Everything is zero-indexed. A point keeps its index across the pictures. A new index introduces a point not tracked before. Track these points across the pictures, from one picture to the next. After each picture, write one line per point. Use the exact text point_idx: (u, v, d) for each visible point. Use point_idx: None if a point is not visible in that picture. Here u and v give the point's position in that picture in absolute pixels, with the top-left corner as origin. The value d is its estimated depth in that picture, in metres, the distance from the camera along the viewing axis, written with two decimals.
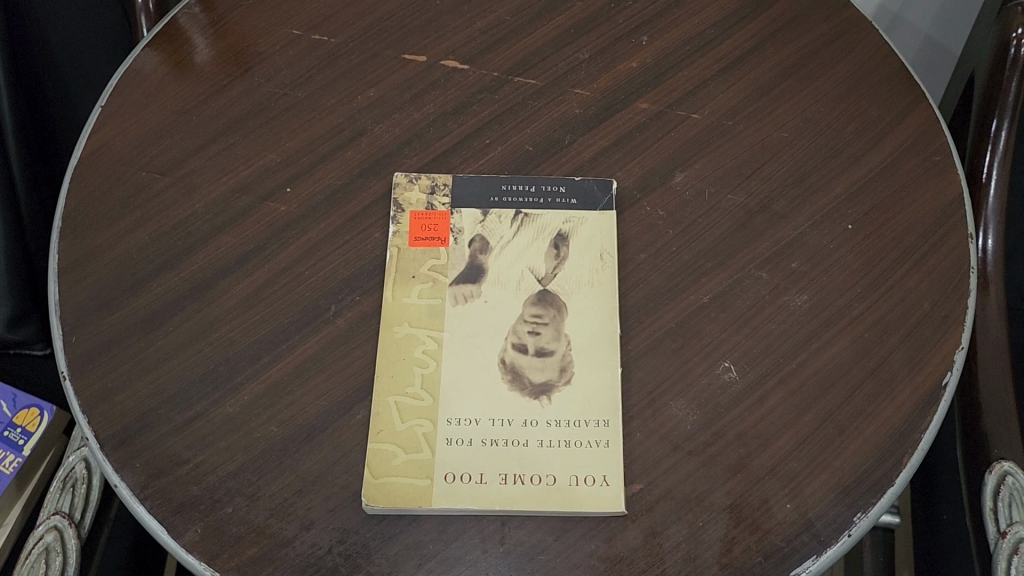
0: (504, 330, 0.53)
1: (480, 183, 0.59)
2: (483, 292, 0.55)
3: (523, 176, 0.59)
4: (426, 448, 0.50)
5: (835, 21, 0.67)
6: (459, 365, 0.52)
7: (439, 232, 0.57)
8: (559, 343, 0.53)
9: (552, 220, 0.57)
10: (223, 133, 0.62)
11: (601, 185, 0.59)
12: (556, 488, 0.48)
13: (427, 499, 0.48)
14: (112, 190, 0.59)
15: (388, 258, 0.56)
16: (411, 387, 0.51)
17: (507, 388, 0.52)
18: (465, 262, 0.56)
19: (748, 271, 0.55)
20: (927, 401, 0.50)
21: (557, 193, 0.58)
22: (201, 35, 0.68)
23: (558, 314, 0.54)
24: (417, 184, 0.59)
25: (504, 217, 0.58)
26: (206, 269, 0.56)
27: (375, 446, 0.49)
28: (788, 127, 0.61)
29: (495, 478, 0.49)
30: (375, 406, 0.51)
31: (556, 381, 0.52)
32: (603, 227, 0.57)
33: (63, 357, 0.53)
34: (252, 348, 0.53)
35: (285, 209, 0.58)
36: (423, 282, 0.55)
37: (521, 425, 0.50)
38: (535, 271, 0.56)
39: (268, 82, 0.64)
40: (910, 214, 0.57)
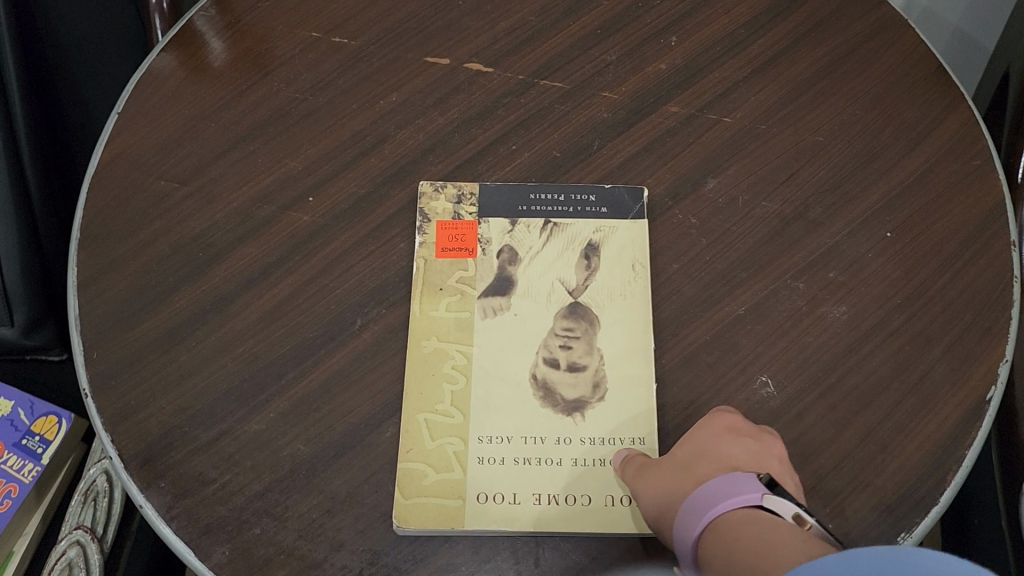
0: (535, 345, 0.52)
1: (506, 192, 0.58)
2: (513, 305, 0.53)
3: (551, 184, 0.58)
4: (458, 467, 0.48)
5: (869, 18, 0.65)
6: (489, 380, 0.51)
7: (466, 242, 0.56)
8: (592, 358, 0.52)
9: (582, 229, 0.56)
10: (243, 140, 0.61)
11: (632, 192, 0.57)
12: (591, 508, 0.47)
13: (459, 521, 0.47)
14: (130, 199, 0.58)
15: (415, 270, 0.55)
16: (441, 404, 0.50)
17: (539, 404, 0.50)
18: (494, 273, 0.55)
19: (784, 281, 0.53)
20: (970, 417, 0.49)
21: (586, 202, 0.57)
22: (218, 37, 0.66)
23: (590, 327, 0.53)
24: (443, 193, 0.58)
25: (532, 226, 0.56)
26: (229, 281, 0.55)
27: (405, 465, 0.48)
28: (823, 131, 0.59)
29: (528, 498, 0.48)
30: (404, 424, 0.50)
31: (589, 398, 0.51)
32: (635, 236, 0.55)
33: (84, 372, 0.52)
34: (278, 364, 0.52)
35: (308, 219, 0.57)
36: (451, 294, 0.54)
37: (554, 443, 0.49)
38: (565, 282, 0.54)
39: (288, 86, 0.63)
40: (949, 221, 0.55)
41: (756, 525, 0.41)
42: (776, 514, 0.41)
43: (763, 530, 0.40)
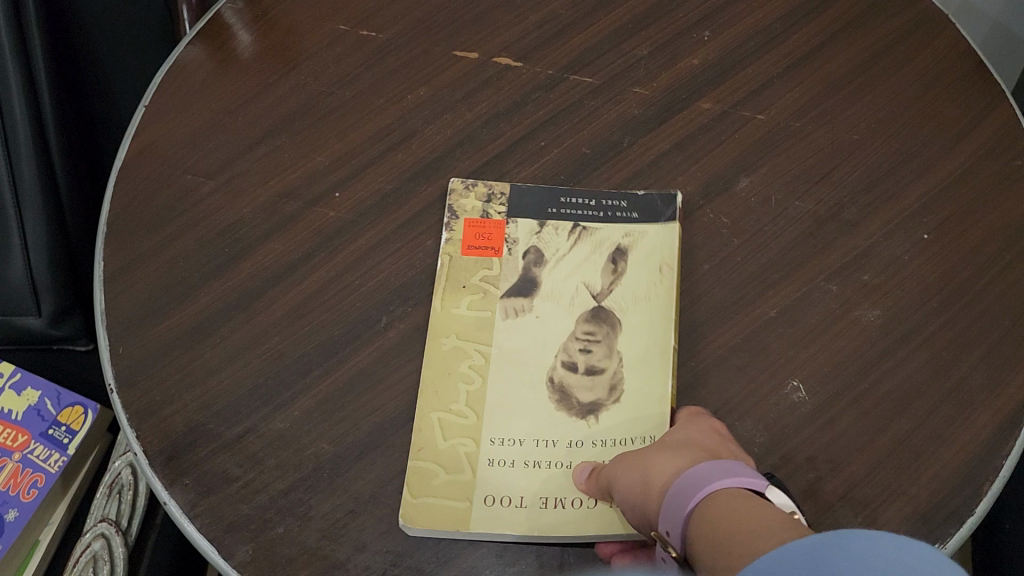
0: (554, 346, 0.51)
1: (536, 193, 0.57)
2: (536, 306, 0.53)
3: (583, 189, 0.56)
4: (467, 468, 0.48)
5: (909, 13, 0.64)
6: (507, 382, 0.50)
7: (493, 242, 0.55)
8: (611, 360, 0.51)
9: (612, 234, 0.55)
10: (270, 134, 0.60)
11: (665, 198, 0.56)
12: (598, 511, 0.47)
13: (466, 523, 0.46)
14: (157, 193, 0.58)
15: (438, 267, 0.54)
16: (456, 404, 0.50)
17: (554, 407, 0.50)
18: (519, 273, 0.54)
19: (817, 284, 0.52)
20: (1008, 426, 0.47)
21: (618, 206, 0.56)
22: (246, 30, 0.66)
23: (611, 331, 0.52)
24: (473, 191, 0.57)
25: (561, 229, 0.55)
26: (254, 277, 0.54)
27: (416, 464, 0.48)
28: (859, 129, 0.58)
29: (535, 502, 0.47)
30: (418, 422, 0.49)
31: (604, 401, 0.50)
32: (665, 242, 0.54)
33: (109, 367, 0.52)
34: (302, 361, 0.51)
35: (334, 215, 0.57)
36: (474, 293, 0.53)
37: (565, 447, 0.49)
38: (590, 285, 0.53)
39: (315, 81, 0.63)
40: (988, 223, 0.54)
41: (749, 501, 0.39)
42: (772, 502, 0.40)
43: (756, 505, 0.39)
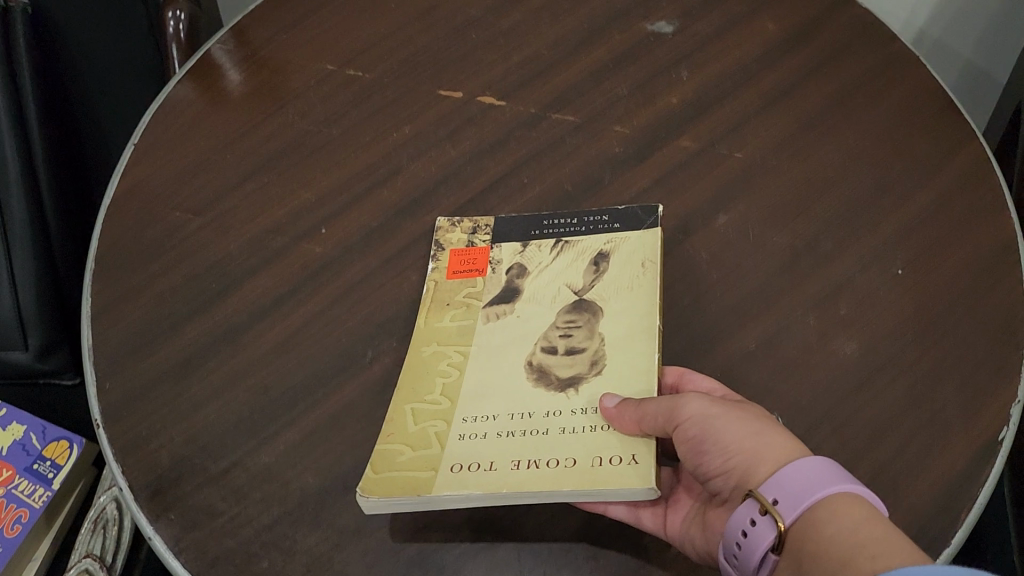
0: (534, 338, 0.52)
1: (520, 219, 0.58)
2: (516, 309, 0.54)
3: (565, 211, 0.58)
4: (436, 444, 0.48)
5: (879, 54, 0.67)
6: (482, 371, 0.51)
7: (477, 264, 0.57)
8: (593, 341, 0.52)
9: (595, 242, 0.57)
10: (258, 171, 0.63)
11: (646, 209, 0.58)
12: (576, 469, 0.45)
13: (430, 487, 0.45)
14: (146, 231, 0.60)
15: (424, 290, 0.55)
16: (430, 393, 0.50)
17: (533, 385, 0.50)
18: (502, 286, 0.55)
19: (795, 316, 0.53)
20: (982, 457, 0.47)
21: (600, 220, 0.57)
22: (235, 69, 0.70)
23: (593, 317, 0.53)
24: (459, 226, 0.58)
25: (543, 246, 0.57)
26: (242, 312, 0.55)
27: (385, 446, 0.48)
28: (832, 165, 0.60)
29: (506, 465, 0.46)
30: (390, 412, 0.50)
31: (585, 373, 0.50)
32: (647, 245, 0.56)
33: (96, 402, 0.52)
34: (288, 395, 0.51)
35: (320, 250, 0.58)
36: (457, 307, 0.55)
37: (542, 417, 0.48)
38: (572, 285, 0.55)
39: (303, 118, 0.66)
40: (958, 258, 0.55)
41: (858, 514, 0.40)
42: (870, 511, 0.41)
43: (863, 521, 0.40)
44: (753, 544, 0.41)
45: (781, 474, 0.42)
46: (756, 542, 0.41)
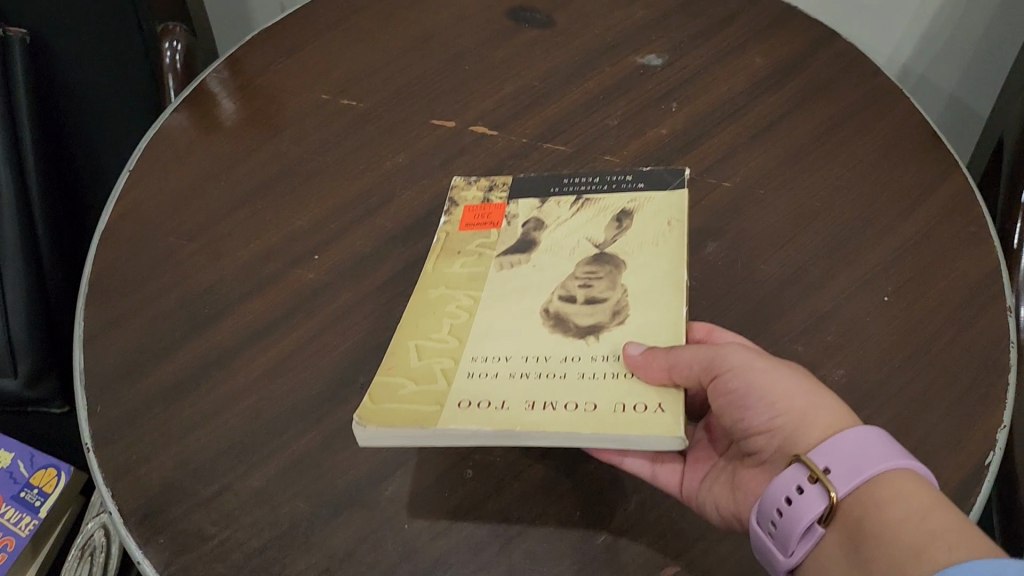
0: (552, 287, 0.53)
1: (541, 180, 0.61)
2: (532, 259, 0.55)
3: (588, 172, 0.61)
4: (442, 381, 0.47)
5: (863, 88, 0.68)
6: (493, 318, 0.51)
7: (491, 218, 0.59)
8: (613, 292, 0.51)
9: (618, 200, 0.58)
10: (252, 198, 0.64)
11: (672, 172, 0.58)
12: (595, 414, 0.44)
13: (433, 421, 0.44)
14: (140, 257, 0.60)
15: (437, 241, 0.58)
16: (438, 334, 0.51)
17: (549, 330, 0.50)
18: (516, 238, 0.57)
19: (783, 343, 0.53)
20: (969, 484, 0.47)
21: (623, 181, 0.59)
22: (229, 99, 0.71)
23: (614, 270, 0.53)
24: (475, 185, 0.62)
25: (562, 203, 0.59)
26: (234, 337, 0.56)
27: (387, 380, 0.47)
28: (819, 196, 0.61)
29: (518, 404, 0.45)
30: (395, 348, 0.50)
31: (606, 323, 0.49)
32: (671, 204, 0.56)
33: (87, 426, 0.52)
34: (280, 420, 0.51)
35: (313, 276, 0.58)
36: (468, 256, 0.57)
37: (559, 363, 0.47)
38: (592, 239, 0.55)
39: (297, 147, 0.67)
40: (943, 287, 0.56)
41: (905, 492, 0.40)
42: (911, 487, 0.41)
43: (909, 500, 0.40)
44: (798, 513, 0.41)
45: (841, 441, 0.42)
46: (802, 510, 0.41)
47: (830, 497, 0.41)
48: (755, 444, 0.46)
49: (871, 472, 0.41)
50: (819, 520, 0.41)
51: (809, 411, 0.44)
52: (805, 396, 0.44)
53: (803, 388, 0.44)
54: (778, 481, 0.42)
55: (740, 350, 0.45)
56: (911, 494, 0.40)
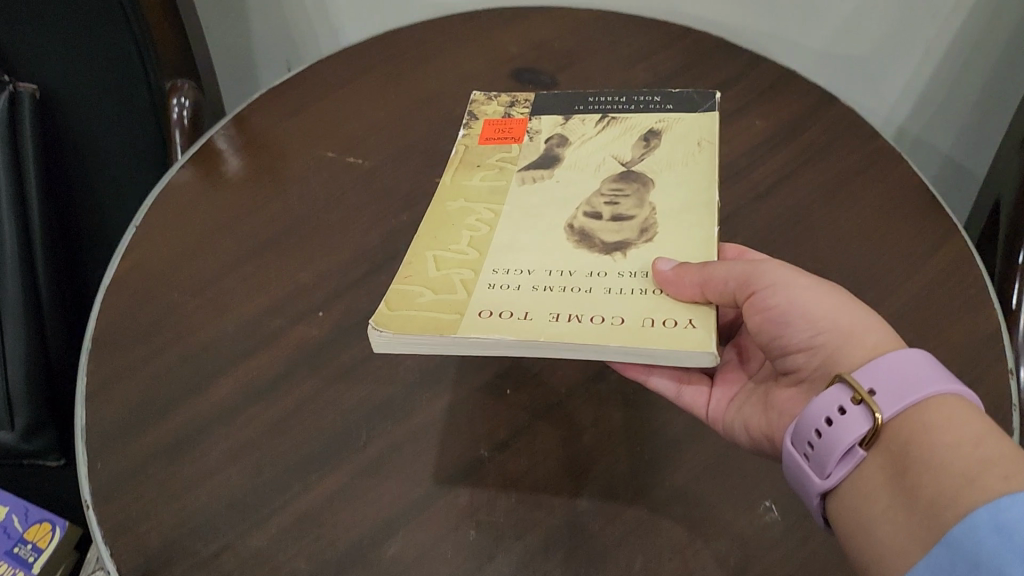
0: (577, 202, 0.56)
1: (566, 97, 0.67)
2: (555, 175, 0.59)
3: (611, 93, 0.66)
4: (461, 291, 0.49)
5: (862, 151, 0.69)
6: (513, 232, 0.54)
7: (512, 133, 0.64)
8: (640, 210, 0.54)
9: (644, 121, 0.62)
10: (257, 254, 0.64)
11: (702, 96, 0.63)
12: (624, 327, 0.45)
13: (454, 328, 0.46)
14: (143, 311, 0.60)
15: (455, 153, 0.63)
16: (456, 247, 0.53)
17: (574, 243, 0.52)
18: (537, 154, 0.61)
19: None
20: None
21: (652, 101, 0.64)
22: (236, 156, 0.72)
23: (641, 188, 0.56)
24: (496, 102, 0.68)
25: (586, 121, 0.63)
26: (236, 393, 0.55)
27: (402, 291, 0.49)
28: (820, 257, 0.61)
29: (544, 316, 0.46)
30: (412, 260, 0.52)
31: (633, 240, 0.52)
32: (701, 124, 0.61)
33: (86, 483, 0.52)
34: (281, 478, 0.51)
35: (316, 332, 0.59)
36: (487, 171, 0.60)
37: (580, 279, 0.49)
38: (619, 158, 0.59)
39: (303, 202, 0.68)
40: (947, 346, 0.56)
41: (951, 410, 0.42)
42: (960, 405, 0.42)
43: (951, 419, 0.41)
44: (838, 435, 0.43)
45: (882, 364, 0.44)
46: (843, 430, 0.43)
47: (873, 420, 0.42)
48: (795, 363, 0.50)
49: (917, 397, 0.42)
50: (860, 443, 0.43)
51: (852, 330, 0.47)
52: (841, 311, 0.47)
53: (838, 305, 0.47)
54: (817, 403, 0.44)
55: (777, 270, 0.48)
56: (963, 420, 0.41)
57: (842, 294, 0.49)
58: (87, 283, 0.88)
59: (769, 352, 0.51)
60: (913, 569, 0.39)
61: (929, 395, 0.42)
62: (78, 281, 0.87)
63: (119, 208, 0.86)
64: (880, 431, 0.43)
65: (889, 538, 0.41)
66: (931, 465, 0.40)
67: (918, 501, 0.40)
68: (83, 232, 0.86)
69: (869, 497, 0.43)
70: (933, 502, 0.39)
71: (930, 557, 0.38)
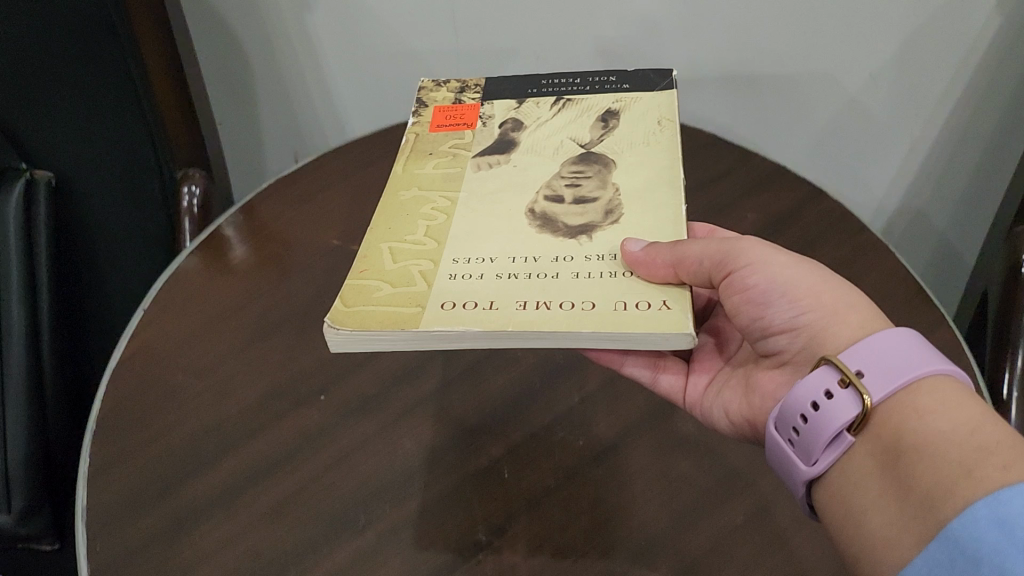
0: (538, 185, 0.59)
1: (516, 83, 0.70)
2: (513, 160, 0.62)
3: (563, 76, 0.69)
4: (421, 284, 0.50)
5: (850, 242, 0.71)
6: (472, 220, 0.56)
7: (464, 119, 0.67)
8: (604, 191, 0.57)
9: (601, 101, 0.66)
10: (260, 338, 0.66)
11: (657, 75, 0.67)
12: (594, 312, 0.46)
13: (416, 322, 0.47)
14: (148, 393, 0.61)
15: (407, 141, 0.65)
16: (414, 238, 0.55)
17: (536, 228, 0.54)
18: (492, 138, 0.64)
19: (779, 492, 0.54)
20: None
21: (606, 82, 0.68)
22: (242, 243, 0.74)
23: (602, 169, 0.59)
24: (444, 88, 0.70)
25: (540, 104, 0.66)
26: (237, 476, 0.56)
27: (358, 288, 0.50)
28: None
29: (511, 304, 0.48)
30: (368, 254, 0.54)
31: (601, 222, 0.54)
32: (658, 102, 0.65)
33: (83, 565, 0.51)
34: (279, 562, 0.51)
35: (317, 416, 0.60)
36: (439, 159, 0.63)
37: (544, 266, 0.51)
38: (577, 139, 0.62)
39: (307, 288, 0.70)
40: None
41: (941, 393, 0.43)
42: (946, 386, 0.44)
43: (943, 405, 0.43)
44: (826, 420, 0.44)
45: (870, 347, 0.45)
46: (831, 415, 0.44)
47: (862, 403, 0.44)
48: (778, 344, 0.52)
49: (908, 379, 0.44)
50: (849, 428, 0.45)
51: (837, 306, 0.49)
52: (820, 288, 0.50)
53: (817, 285, 0.50)
54: (806, 387, 0.45)
55: (754, 251, 0.52)
56: (955, 405, 0.42)
57: (818, 269, 0.52)
58: (93, 374, 0.90)
59: (751, 335, 0.54)
60: (907, 564, 0.40)
61: (918, 377, 0.44)
62: (84, 371, 0.88)
63: (126, 300, 0.89)
64: (869, 415, 0.44)
65: (881, 528, 0.42)
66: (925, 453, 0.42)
67: (914, 496, 0.41)
68: (90, 325, 0.89)
69: (863, 486, 0.44)
70: (926, 498, 0.41)
71: (927, 553, 0.39)
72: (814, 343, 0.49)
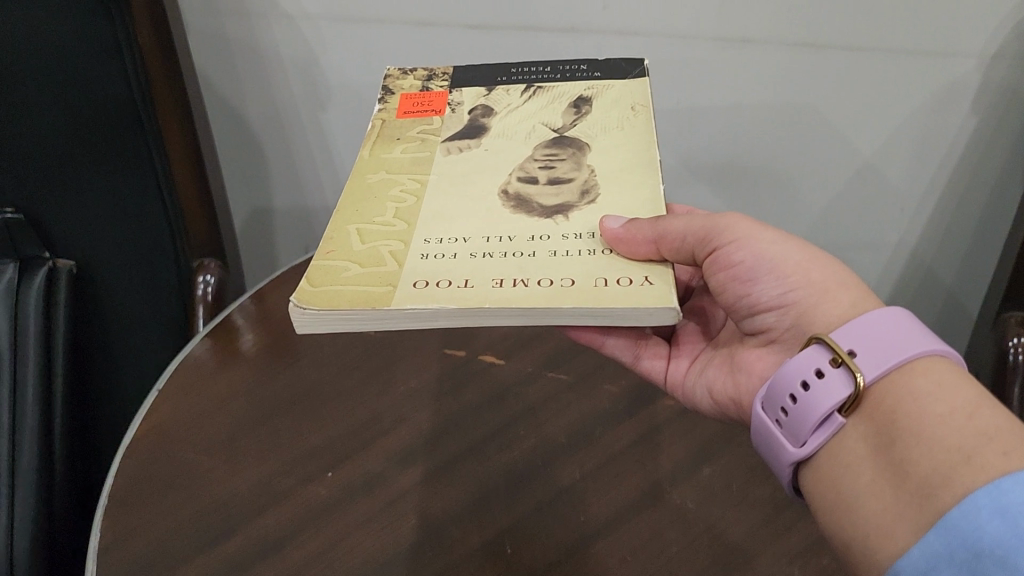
0: (510, 168, 0.62)
1: (485, 72, 0.72)
2: (484, 143, 0.64)
3: (534, 64, 0.71)
4: (392, 263, 0.53)
5: None
6: (445, 202, 0.59)
7: (432, 105, 0.68)
8: (578, 173, 0.61)
9: (573, 88, 0.68)
10: (269, 417, 0.67)
11: (629, 63, 0.70)
12: (574, 289, 0.49)
13: (389, 300, 0.49)
14: (160, 470, 0.63)
15: (373, 127, 0.67)
16: (382, 220, 0.57)
17: (512, 210, 0.58)
18: (463, 123, 0.67)
19: (780, 567, 0.55)
20: None
21: (578, 70, 0.70)
22: (253, 329, 0.77)
23: (576, 153, 0.62)
24: (411, 76, 0.72)
25: (511, 91, 0.69)
26: (246, 550, 0.57)
27: (327, 268, 0.52)
28: None
29: (489, 282, 0.50)
30: (336, 235, 0.56)
31: (577, 203, 0.58)
32: (630, 90, 0.67)
33: None
34: None
35: (325, 492, 0.61)
36: (406, 142, 0.65)
37: (518, 248, 0.54)
38: (551, 125, 0.65)
39: (316, 369, 0.72)
40: None
41: (933, 375, 0.46)
42: (937, 367, 0.47)
43: (935, 387, 0.46)
44: (818, 400, 0.47)
45: (865, 329, 0.48)
46: (823, 394, 0.47)
47: (854, 384, 0.47)
48: (763, 322, 0.57)
49: (898, 360, 0.47)
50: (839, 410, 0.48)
51: (824, 283, 0.54)
52: (807, 264, 0.55)
53: (805, 262, 0.55)
54: (797, 366, 0.49)
55: (741, 229, 0.56)
56: (949, 390, 0.45)
57: (801, 246, 0.56)
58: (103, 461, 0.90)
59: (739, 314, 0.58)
60: (905, 554, 0.42)
61: (911, 359, 0.47)
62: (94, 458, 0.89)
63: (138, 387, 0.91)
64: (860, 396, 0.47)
65: (874, 523, 0.45)
66: (921, 435, 0.44)
67: (909, 489, 0.43)
68: (101, 412, 0.90)
69: (855, 467, 0.47)
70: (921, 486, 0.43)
71: (925, 543, 0.41)
72: (801, 320, 0.54)
